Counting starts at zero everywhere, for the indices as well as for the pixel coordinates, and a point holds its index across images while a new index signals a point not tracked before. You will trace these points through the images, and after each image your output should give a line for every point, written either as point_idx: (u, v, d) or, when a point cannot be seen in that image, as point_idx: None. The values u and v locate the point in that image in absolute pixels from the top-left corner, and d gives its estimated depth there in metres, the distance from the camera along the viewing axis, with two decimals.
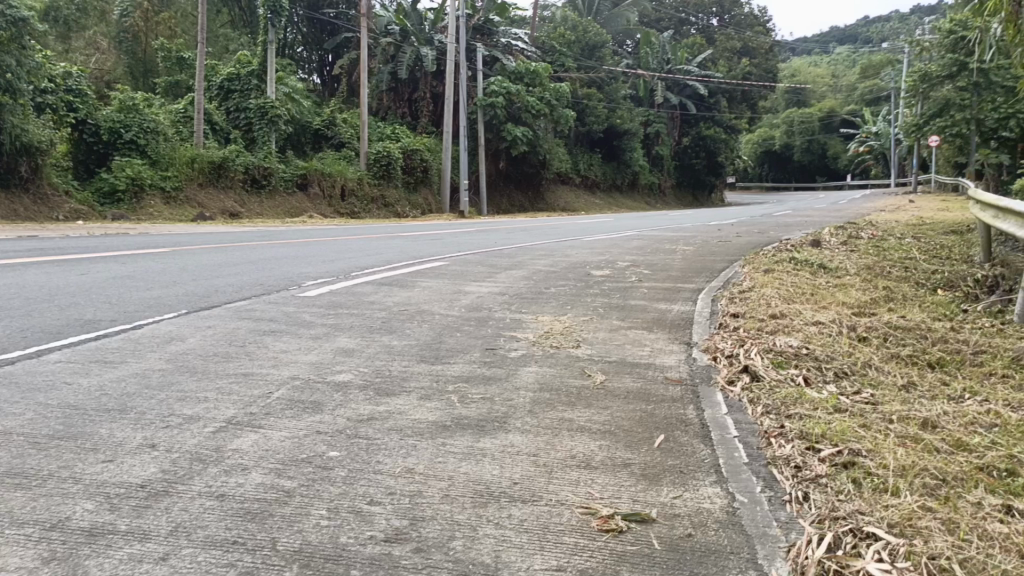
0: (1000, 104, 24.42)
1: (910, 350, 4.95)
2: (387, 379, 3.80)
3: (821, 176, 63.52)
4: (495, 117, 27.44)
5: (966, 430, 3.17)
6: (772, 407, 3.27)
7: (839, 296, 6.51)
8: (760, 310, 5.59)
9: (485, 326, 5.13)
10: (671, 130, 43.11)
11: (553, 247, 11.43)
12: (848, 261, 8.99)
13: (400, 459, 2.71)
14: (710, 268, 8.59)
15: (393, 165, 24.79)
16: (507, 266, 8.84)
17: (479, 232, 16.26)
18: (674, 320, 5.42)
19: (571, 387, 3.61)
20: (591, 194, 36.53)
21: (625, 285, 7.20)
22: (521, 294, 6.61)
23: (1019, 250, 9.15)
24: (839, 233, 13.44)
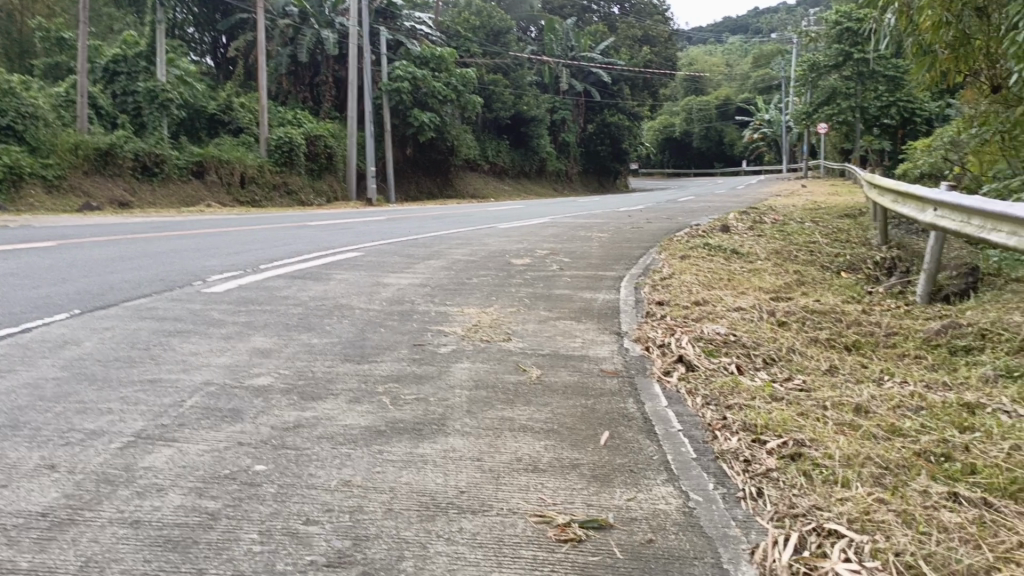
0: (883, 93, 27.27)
1: (828, 333, 5.03)
2: (312, 381, 3.61)
3: (719, 162, 65.47)
4: (400, 103, 27.02)
5: (897, 414, 3.19)
6: (711, 397, 3.24)
7: (755, 281, 6.61)
8: (684, 297, 5.60)
9: (408, 321, 5.00)
10: (576, 116, 43.49)
11: (467, 235, 11.29)
12: (757, 245, 9.21)
13: (334, 471, 2.54)
14: (627, 254, 8.64)
15: (295, 151, 24.16)
16: (424, 256, 8.67)
17: (389, 221, 15.96)
18: (600, 310, 5.41)
19: (507, 384, 3.55)
20: (499, 180, 36.50)
21: (546, 274, 7.16)
22: (442, 286, 6.47)
23: (914, 233, 9.55)
24: (744, 218, 13.81)
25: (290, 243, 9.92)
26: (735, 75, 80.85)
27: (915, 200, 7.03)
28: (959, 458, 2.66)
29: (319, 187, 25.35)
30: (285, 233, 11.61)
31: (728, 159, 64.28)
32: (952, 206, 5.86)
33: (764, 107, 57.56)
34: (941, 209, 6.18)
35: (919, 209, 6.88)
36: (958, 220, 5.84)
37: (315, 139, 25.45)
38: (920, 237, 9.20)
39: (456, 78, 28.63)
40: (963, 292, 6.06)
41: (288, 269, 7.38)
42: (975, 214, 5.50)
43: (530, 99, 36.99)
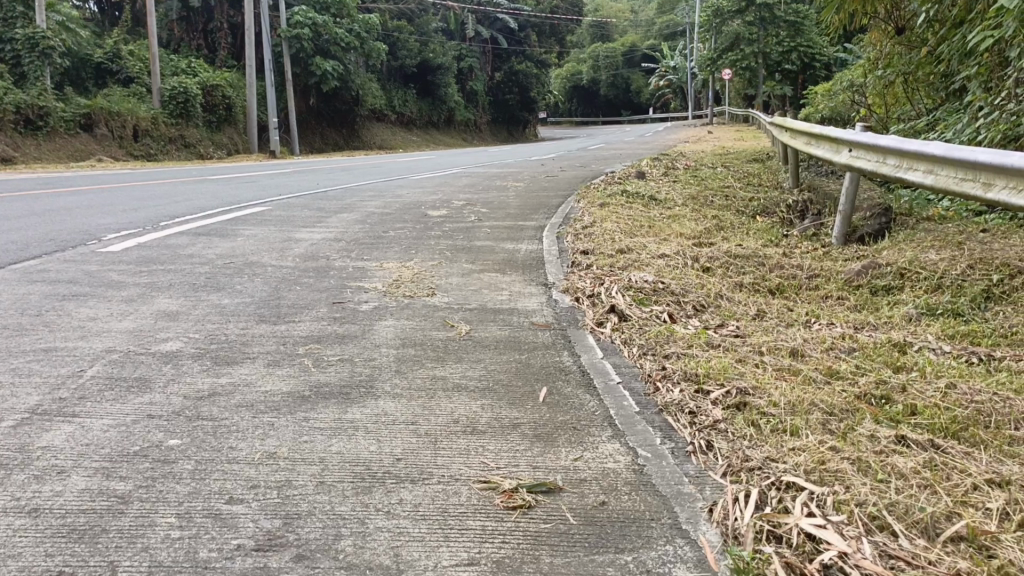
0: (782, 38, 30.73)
1: (752, 278, 5.05)
2: (225, 345, 3.36)
3: (625, 110, 65.97)
4: (302, 50, 26.00)
5: (830, 357, 3.19)
6: (648, 348, 3.16)
7: (676, 227, 6.61)
8: (608, 245, 5.53)
9: (325, 278, 4.78)
10: (484, 64, 42.91)
11: (379, 187, 10.97)
12: (673, 191, 9.26)
13: (256, 443, 2.34)
14: (544, 204, 8.53)
15: (191, 102, 23.07)
16: (336, 209, 8.35)
17: (296, 174, 15.39)
18: (524, 261, 5.29)
19: (435, 341, 3.41)
20: (407, 130, 35.78)
21: (464, 226, 6.99)
22: (358, 240, 6.23)
23: (823, 175, 9.77)
24: (656, 164, 13.94)
25: (191, 199, 9.41)
26: (639, 23, 81.25)
27: (828, 142, 7.11)
28: (897, 399, 2.67)
29: (219, 139, 24.27)
30: (186, 188, 11.02)
31: (634, 107, 64.86)
32: (867, 147, 5.93)
33: (668, 53, 58.24)
34: (856, 150, 6.25)
35: (833, 151, 6.97)
36: (873, 161, 5.92)
37: (212, 89, 24.31)
38: (828, 179, 9.42)
39: (358, 24, 28.06)
40: (878, 232, 6.22)
41: (192, 225, 6.97)
42: (892, 154, 5.58)
43: (437, 46, 36.25)
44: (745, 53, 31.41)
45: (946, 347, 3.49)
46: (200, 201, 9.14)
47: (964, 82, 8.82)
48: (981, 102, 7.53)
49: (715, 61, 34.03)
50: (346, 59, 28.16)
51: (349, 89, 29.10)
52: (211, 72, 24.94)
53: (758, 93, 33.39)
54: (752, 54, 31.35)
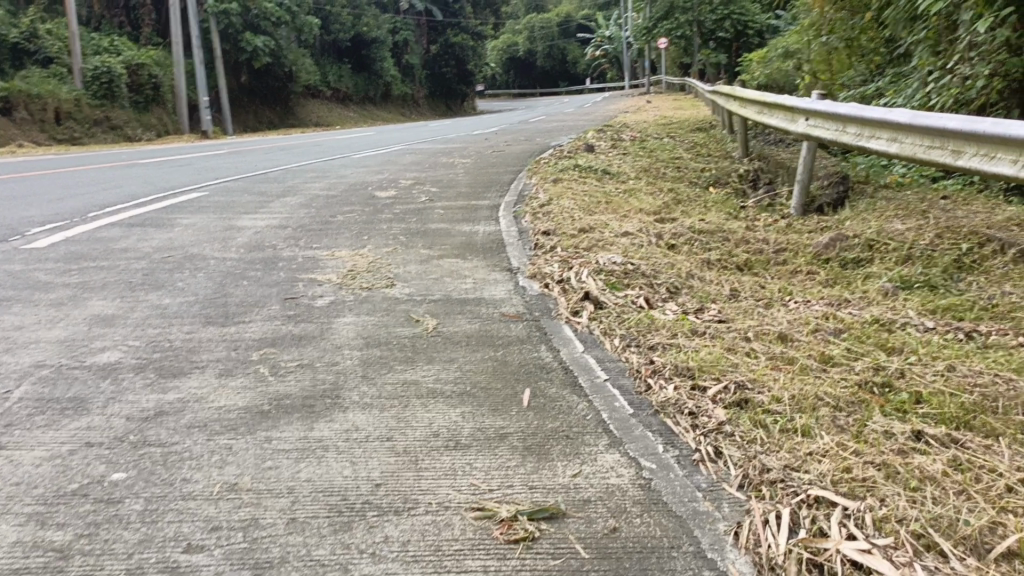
0: (716, 8, 32.05)
1: (718, 253, 4.91)
2: (170, 354, 3.06)
3: (563, 81, 65.72)
4: (230, 25, 25.08)
5: (819, 339, 3.04)
6: (630, 339, 2.97)
7: (635, 202, 6.45)
8: (569, 225, 5.33)
9: (275, 271, 4.48)
10: (419, 37, 42.15)
11: (321, 167, 10.57)
12: (624, 164, 9.11)
13: (213, 472, 2.08)
14: (495, 181, 8.28)
15: (115, 82, 22.11)
16: (278, 193, 7.97)
17: (231, 155, 14.82)
18: (484, 244, 5.06)
19: (402, 339, 3.16)
20: (343, 107, 34.97)
21: (415, 207, 6.71)
22: (306, 227, 5.91)
23: (772, 143, 9.71)
24: (602, 136, 13.81)
25: (121, 186, 8.91)
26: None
27: (783, 111, 7.00)
28: (900, 385, 2.52)
29: (146, 121, 23.31)
30: (115, 174, 10.45)
31: (571, 79, 64.67)
32: (826, 116, 5.82)
33: (603, 23, 58.22)
34: (814, 119, 6.14)
35: (788, 120, 6.86)
36: (833, 130, 5.81)
37: (137, 68, 23.33)
38: (778, 147, 9.36)
39: None
40: (836, 201, 6.13)
41: (126, 215, 6.55)
42: (852, 123, 5.47)
43: (370, 19, 35.46)
44: (680, 21, 32.42)
45: (930, 323, 3.37)
46: (132, 188, 8.64)
47: (909, 46, 8.83)
48: (930, 66, 7.51)
49: (650, 30, 34.94)
50: (277, 35, 27.28)
51: (281, 65, 28.28)
52: (135, 51, 23.90)
53: (694, 62, 34.08)
54: (688, 22, 32.43)
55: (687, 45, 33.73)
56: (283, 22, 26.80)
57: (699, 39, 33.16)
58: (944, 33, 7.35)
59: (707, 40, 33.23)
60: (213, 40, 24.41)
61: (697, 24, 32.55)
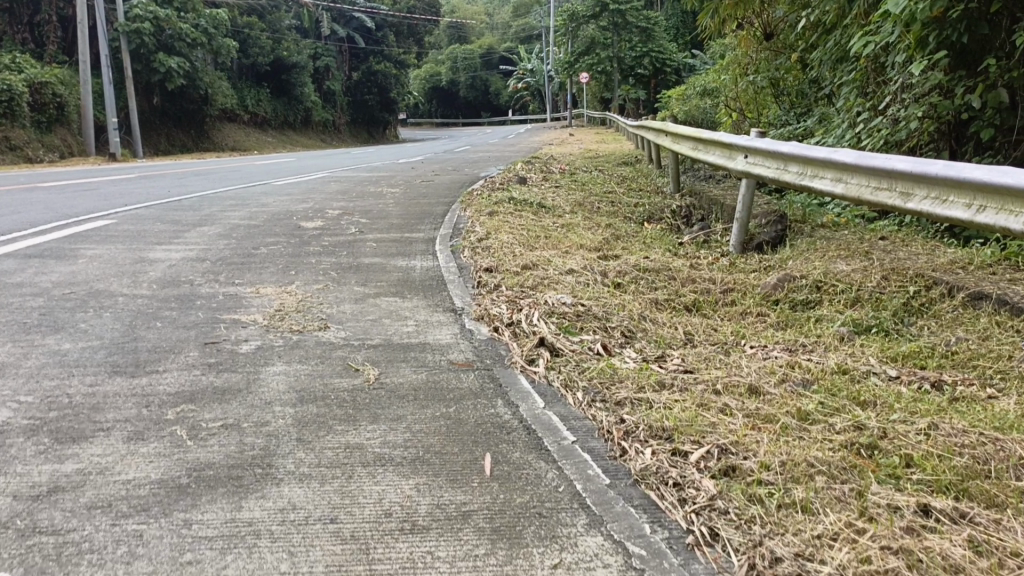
0: (635, 44, 32.98)
1: (666, 293, 4.75)
2: (70, 412, 2.66)
3: (486, 112, 66.00)
4: (143, 46, 24.18)
5: (790, 392, 2.85)
6: (594, 394, 2.74)
7: (575, 238, 6.27)
8: (511, 262, 5.11)
9: (193, 310, 4.09)
10: (341, 64, 41.66)
11: (240, 195, 10.08)
12: (558, 197, 8.97)
13: (118, 571, 1.73)
14: (427, 212, 7.99)
15: (17, 101, 20.99)
16: (194, 222, 7.49)
17: (144, 179, 14.12)
18: (422, 282, 4.78)
19: (341, 392, 2.85)
20: (262, 132, 34.16)
21: (345, 240, 6.38)
22: (227, 260, 5.49)
23: (703, 179, 9.74)
24: (530, 167, 13.71)
25: (20, 212, 8.26)
26: (496, 25, 81.60)
27: (720, 147, 6.95)
28: (888, 447, 2.33)
29: (50, 142, 22.19)
30: (15, 199, 9.75)
31: (494, 109, 65.02)
32: (768, 154, 5.74)
33: (526, 56, 58.91)
34: (754, 156, 6.09)
35: (727, 156, 6.81)
36: (774, 168, 5.75)
37: (41, 87, 22.23)
38: (709, 184, 9.36)
39: (206, 19, 26.19)
40: (776, 240, 6.09)
41: (24, 245, 6.00)
42: (794, 161, 5.40)
43: (291, 44, 34.86)
44: (601, 57, 33.21)
45: (895, 372, 3.23)
46: (33, 214, 8.02)
47: (835, 86, 8.97)
48: (860, 107, 7.62)
49: (572, 64, 35.56)
50: (193, 57, 26.46)
51: (196, 88, 27.40)
52: (39, 68, 22.76)
53: (614, 97, 34.79)
54: (607, 59, 33.21)
55: (608, 80, 34.48)
56: (200, 44, 25.99)
57: (619, 75, 33.95)
58: (873, 74, 7.47)
59: (627, 76, 34.03)
60: (125, 60, 23.47)
61: (617, 59, 33.34)
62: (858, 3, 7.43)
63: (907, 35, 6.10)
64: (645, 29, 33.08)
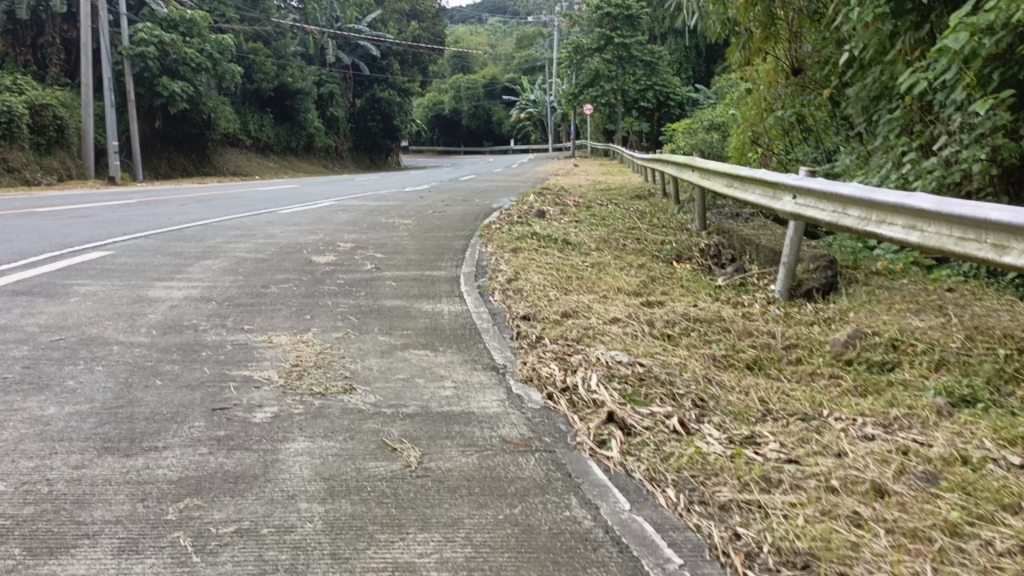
0: (640, 77, 32.95)
1: (723, 349, 4.28)
2: (49, 509, 2.17)
3: (488, 141, 65.92)
4: (146, 69, 23.88)
5: (919, 489, 2.37)
6: (691, 492, 2.27)
7: (610, 281, 5.81)
8: (549, 309, 4.64)
9: (198, 363, 3.62)
10: (345, 90, 41.54)
11: (245, 224, 9.62)
12: (581, 233, 8.53)
13: None
14: (445, 247, 7.53)
15: (16, 123, 20.66)
16: (197, 255, 7.02)
17: (143, 204, 13.67)
18: (454, 330, 4.30)
19: (380, 481, 2.35)
20: (264, 157, 33.90)
21: (361, 277, 5.91)
22: (233, 301, 5.02)
23: (730, 217, 9.32)
24: (543, 198, 13.31)
25: (12, 240, 7.79)
26: (499, 56, 81.96)
27: (762, 186, 6.52)
28: None
29: (49, 164, 21.83)
30: (9, 224, 9.31)
31: (496, 139, 65.07)
32: (822, 195, 5.30)
33: (528, 86, 59.02)
34: (804, 197, 5.65)
35: (771, 196, 6.37)
36: (830, 211, 5.29)
37: (41, 108, 21.91)
38: (738, 222, 8.93)
39: (211, 44, 25.76)
40: (826, 287, 5.65)
41: (12, 279, 5.52)
42: (854, 204, 4.96)
43: (296, 70, 34.67)
44: (604, 89, 33.24)
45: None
46: (26, 243, 7.56)
47: (870, 124, 8.59)
48: (904, 146, 7.23)
49: (575, 95, 35.48)
50: (196, 81, 26.17)
51: (198, 112, 27.07)
52: (41, 90, 22.41)
53: (618, 129, 34.72)
54: (612, 91, 33.23)
55: (611, 113, 34.41)
56: (204, 69, 25.71)
57: (622, 107, 33.88)
58: (919, 113, 7.05)
59: (631, 109, 33.96)
60: (128, 83, 23.15)
61: (621, 92, 33.29)
62: (904, 37, 7.03)
63: (967, 72, 5.68)
64: (649, 62, 33.08)
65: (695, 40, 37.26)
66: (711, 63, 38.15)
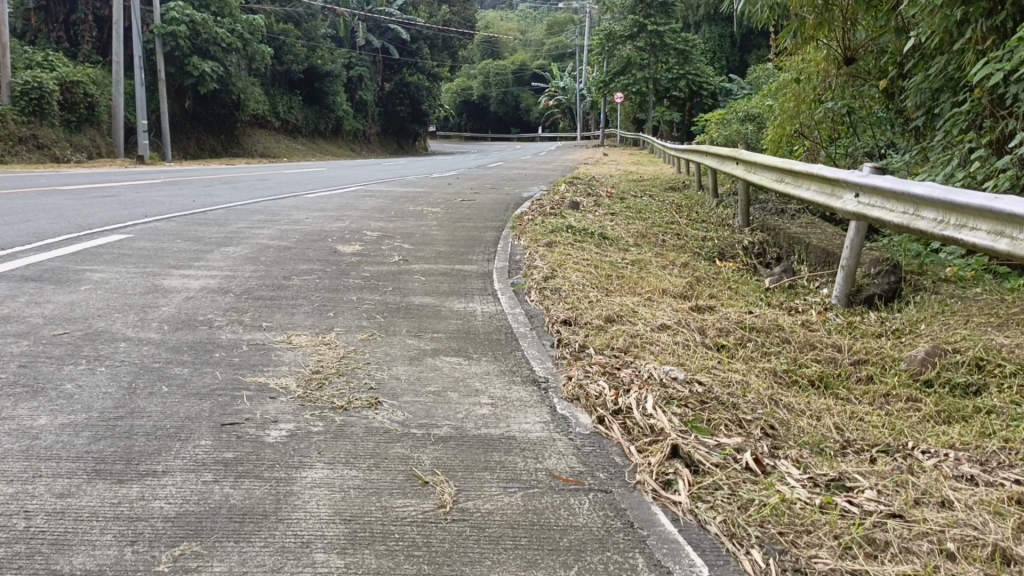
0: (672, 66, 32.36)
1: (784, 363, 3.89)
2: (20, 555, 1.84)
3: (515, 128, 65.43)
4: (177, 48, 23.67)
5: None
6: (784, 559, 1.91)
7: (653, 281, 5.43)
8: (592, 313, 4.27)
9: (208, 367, 3.29)
10: (374, 73, 41.24)
11: (269, 208, 9.32)
12: (617, 226, 8.14)
13: None
14: (477, 239, 7.17)
15: (46, 99, 20.54)
16: (219, 241, 6.72)
17: (167, 184, 13.41)
18: (489, 334, 3.95)
19: (411, 527, 2.01)
20: (291, 139, 33.71)
21: (388, 270, 5.58)
22: (253, 293, 4.70)
23: (774, 213, 8.88)
24: (574, 188, 12.94)
25: (29, 220, 7.52)
26: (528, 41, 81.25)
27: (819, 182, 6.07)
28: None
29: (78, 142, 21.72)
30: (29, 203, 9.08)
31: (524, 126, 64.58)
32: (893, 195, 4.85)
33: (558, 73, 58.42)
34: (870, 196, 5.21)
35: (829, 194, 5.93)
36: (899, 213, 4.86)
37: (72, 85, 21.77)
38: (783, 219, 8.50)
39: (242, 24, 25.76)
40: (888, 294, 5.27)
41: (23, 264, 5.24)
42: (931, 206, 4.51)
43: (326, 52, 34.40)
44: (636, 78, 32.63)
45: None
46: (43, 224, 7.30)
47: (928, 119, 8.10)
48: (971, 142, 6.76)
49: (606, 83, 34.94)
50: (226, 61, 25.96)
51: (228, 93, 26.87)
52: (72, 67, 22.26)
53: (649, 118, 34.16)
54: (643, 79, 32.62)
55: (641, 101, 33.83)
56: (235, 49, 25.48)
57: (653, 96, 33.30)
58: (989, 106, 6.58)
59: (661, 98, 33.36)
60: (158, 62, 22.95)
61: (653, 80, 32.69)
62: (975, 25, 6.54)
63: None
64: (682, 51, 32.47)
65: (730, 29, 36.49)
66: (745, 53, 37.34)
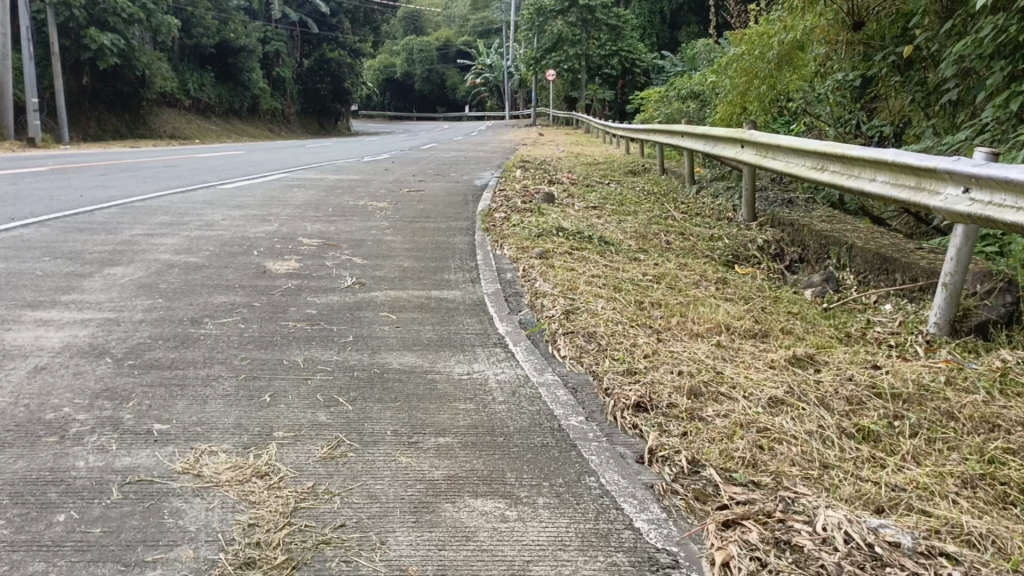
0: (604, 42, 31.14)
1: (983, 465, 2.49)
2: None
3: (441, 107, 63.83)
4: (70, 19, 21.12)
5: None
6: None
7: (705, 311, 4.05)
8: (670, 387, 2.84)
9: (43, 562, 1.75)
10: (293, 49, 38.80)
11: (176, 206, 7.61)
12: (610, 225, 6.76)
13: None
14: (445, 247, 5.68)
15: None
16: (106, 257, 5.07)
17: (56, 173, 11.41)
18: (528, 432, 2.49)
19: None
20: (204, 119, 31.27)
21: (342, 301, 4.07)
22: (143, 357, 3.11)
23: (782, 203, 7.61)
24: (531, 173, 11.51)
25: None
26: (451, 15, 79.04)
27: (896, 172, 4.66)
28: None
29: None
30: None
31: (451, 104, 62.89)
32: None
33: (484, 50, 56.79)
34: (991, 191, 3.75)
35: (915, 186, 4.52)
36: None
37: None
38: (796, 211, 7.26)
39: None
40: (1006, 319, 4.09)
41: None
42: None
43: (240, 26, 31.92)
44: (567, 54, 31.25)
45: None
46: None
47: None
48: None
49: (536, 59, 33.53)
50: (129, 33, 23.46)
51: (132, 69, 24.40)
52: None
53: (581, 96, 32.96)
54: (575, 56, 31.26)
55: (574, 79, 32.54)
56: (138, 20, 23.00)
57: (584, 73, 32.05)
58: None
59: (593, 75, 32.11)
60: (51, 34, 20.44)
61: (584, 57, 31.40)
62: None
63: None
64: (614, 26, 31.28)
65: (660, 4, 35.38)
66: (675, 29, 36.27)
